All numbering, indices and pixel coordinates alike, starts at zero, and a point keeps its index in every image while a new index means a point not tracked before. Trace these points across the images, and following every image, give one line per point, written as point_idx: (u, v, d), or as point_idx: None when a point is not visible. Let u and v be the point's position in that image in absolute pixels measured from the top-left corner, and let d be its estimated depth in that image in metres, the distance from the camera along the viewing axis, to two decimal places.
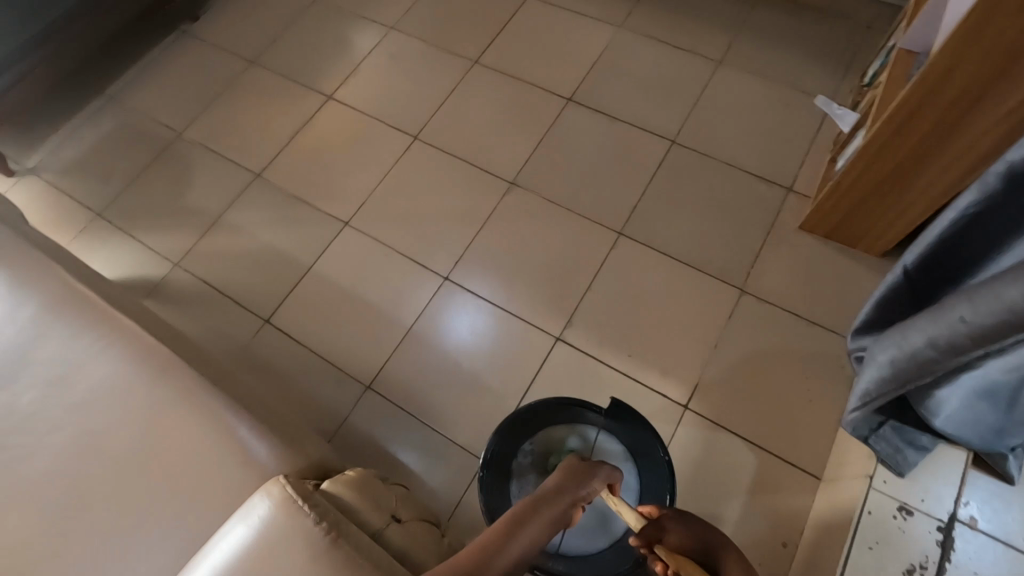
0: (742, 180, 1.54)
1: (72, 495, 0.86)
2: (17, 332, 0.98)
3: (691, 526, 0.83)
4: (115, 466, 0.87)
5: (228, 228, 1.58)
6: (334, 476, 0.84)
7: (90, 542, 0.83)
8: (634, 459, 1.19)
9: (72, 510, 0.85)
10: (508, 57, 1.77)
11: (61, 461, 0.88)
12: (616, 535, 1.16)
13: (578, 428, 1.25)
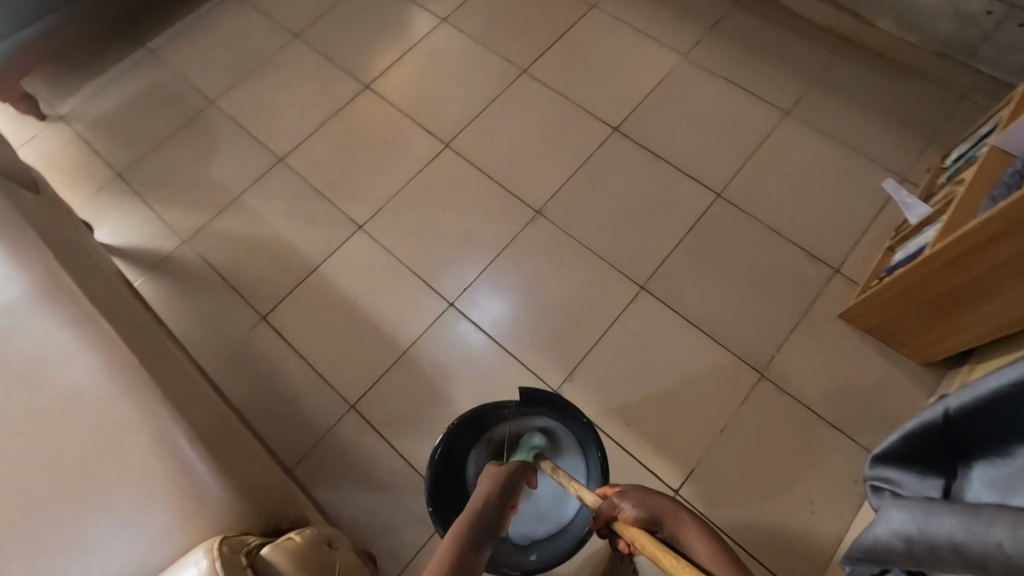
0: (785, 251, 1.41)
1: (23, 500, 0.83)
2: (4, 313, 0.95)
3: (640, 496, 0.85)
4: (70, 478, 0.84)
5: (242, 211, 1.53)
6: (280, 537, 0.80)
7: (32, 556, 0.80)
8: (584, 450, 1.13)
9: (20, 516, 0.82)
10: (559, 71, 1.65)
11: (20, 461, 0.85)
12: (567, 522, 1.13)
13: (529, 419, 1.17)
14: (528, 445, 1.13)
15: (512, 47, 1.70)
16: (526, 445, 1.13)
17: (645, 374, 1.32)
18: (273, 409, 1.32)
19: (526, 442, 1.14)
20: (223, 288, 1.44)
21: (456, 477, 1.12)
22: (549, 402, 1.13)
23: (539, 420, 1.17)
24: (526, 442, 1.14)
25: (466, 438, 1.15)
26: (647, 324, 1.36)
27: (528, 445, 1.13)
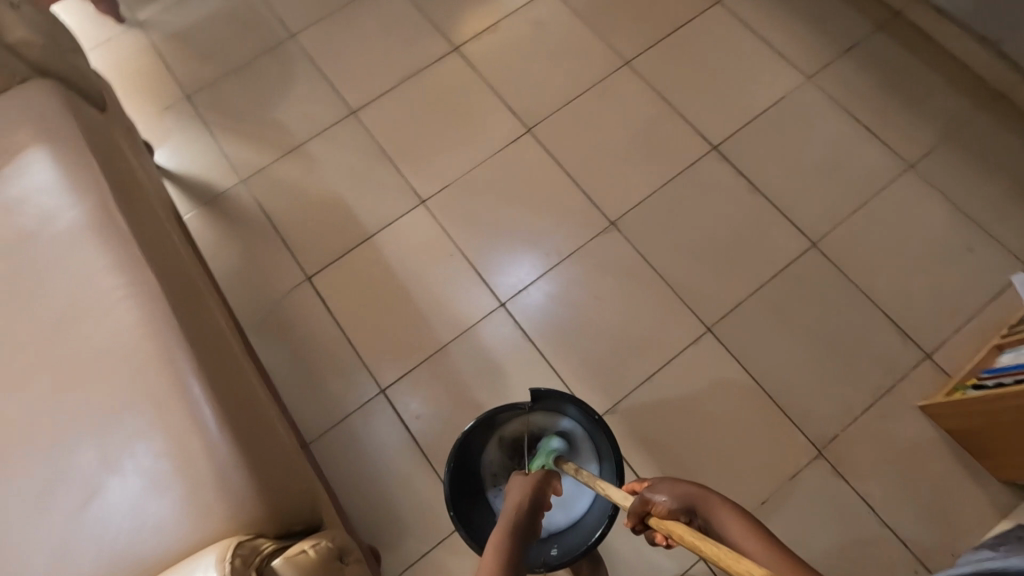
0: (875, 322, 1.28)
1: (52, 442, 0.80)
2: (56, 240, 0.90)
3: (669, 485, 0.78)
4: (100, 431, 0.81)
5: (304, 160, 1.45)
6: (291, 549, 0.75)
7: (52, 502, 0.77)
8: (602, 458, 1.05)
9: (47, 458, 0.80)
10: (665, 71, 1.50)
11: (55, 400, 0.82)
12: (577, 519, 1.09)
13: (544, 418, 1.10)
14: (547, 447, 1.06)
15: (618, 34, 1.55)
16: (544, 449, 1.06)
17: (694, 424, 1.22)
18: (302, 377, 1.27)
19: (546, 444, 1.07)
20: (272, 238, 1.38)
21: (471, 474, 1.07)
22: (566, 403, 1.05)
23: (555, 419, 1.10)
24: (546, 445, 1.06)
25: (481, 439, 1.08)
26: (707, 370, 1.25)
27: (547, 447, 1.06)
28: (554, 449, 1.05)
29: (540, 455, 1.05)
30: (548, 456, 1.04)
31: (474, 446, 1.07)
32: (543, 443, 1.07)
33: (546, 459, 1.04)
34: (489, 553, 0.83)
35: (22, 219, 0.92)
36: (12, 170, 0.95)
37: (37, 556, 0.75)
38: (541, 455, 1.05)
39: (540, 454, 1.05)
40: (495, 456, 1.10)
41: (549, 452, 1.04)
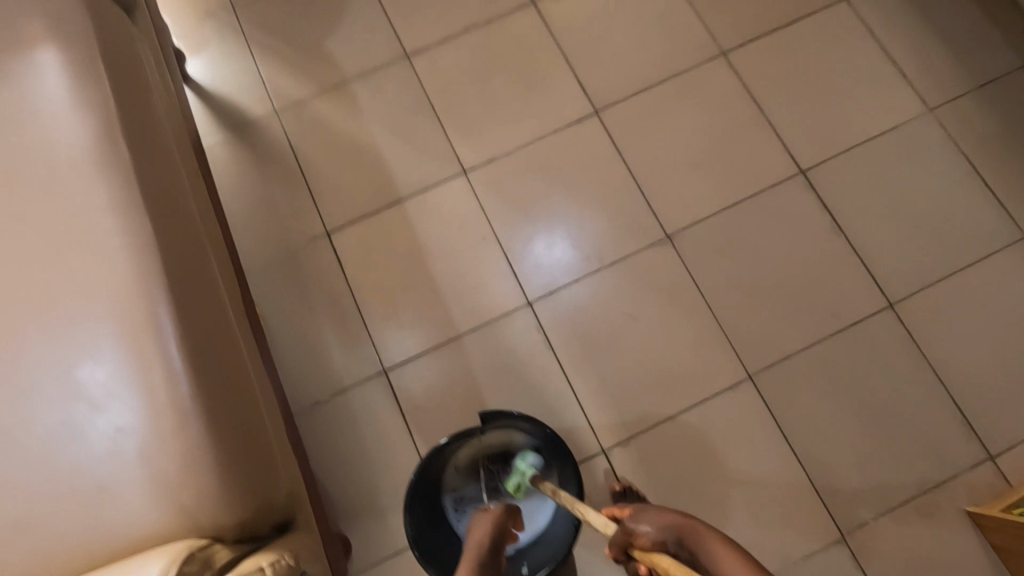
0: (939, 407, 1.13)
1: (18, 386, 0.73)
2: (58, 160, 0.81)
3: (652, 514, 0.74)
4: (69, 385, 0.73)
5: (345, 100, 1.31)
6: (248, 563, 0.67)
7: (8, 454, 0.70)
8: (563, 469, 1.00)
9: (10, 403, 0.72)
10: (765, 72, 1.31)
11: (27, 340, 0.74)
12: (543, 530, 1.01)
13: (500, 438, 1.03)
14: (524, 463, 1.00)
15: (720, 19, 1.34)
16: (520, 466, 1.00)
17: (712, 478, 1.10)
18: (303, 340, 1.18)
19: (522, 459, 1.01)
20: (296, 182, 1.26)
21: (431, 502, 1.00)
22: (519, 420, 0.99)
23: (513, 438, 1.03)
24: (520, 461, 1.01)
25: (437, 466, 1.01)
26: (739, 421, 1.13)
27: (523, 462, 1.00)
28: (531, 464, 1.00)
29: (515, 472, 1.00)
30: (527, 472, 0.98)
31: (431, 475, 1.00)
32: (518, 460, 1.01)
33: (523, 478, 0.99)
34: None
35: (23, 128, 0.82)
36: (21, 69, 0.84)
37: None
38: (520, 471, 0.99)
39: (516, 471, 1.00)
40: (455, 481, 1.03)
41: (528, 468, 0.99)
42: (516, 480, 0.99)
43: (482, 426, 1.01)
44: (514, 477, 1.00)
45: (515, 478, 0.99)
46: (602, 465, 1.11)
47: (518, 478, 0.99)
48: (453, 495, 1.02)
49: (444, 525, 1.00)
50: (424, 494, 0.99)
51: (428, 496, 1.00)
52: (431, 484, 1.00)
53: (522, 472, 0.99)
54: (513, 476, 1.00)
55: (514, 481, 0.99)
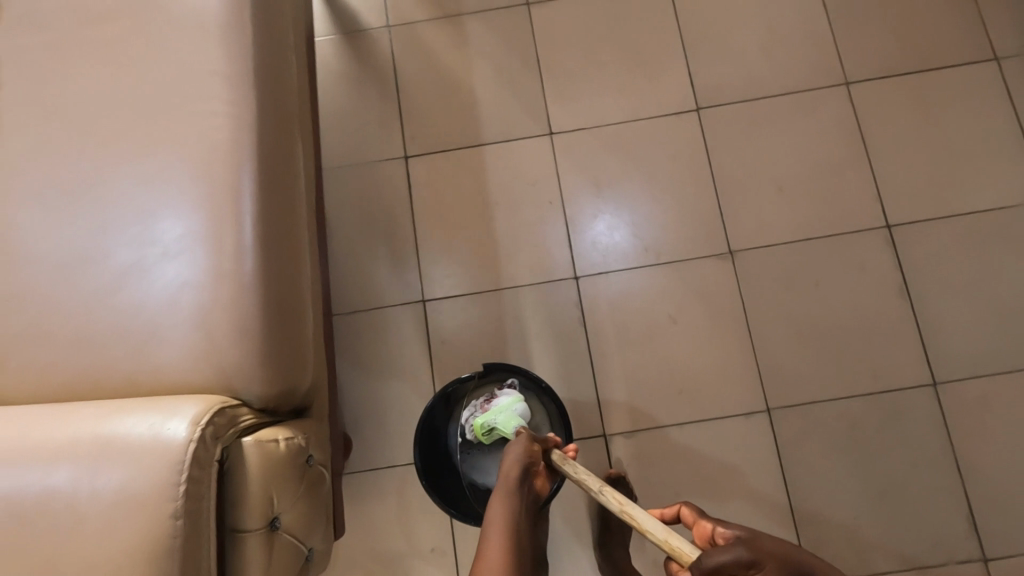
0: (950, 498, 1.10)
1: (111, 213, 0.80)
2: (190, 20, 0.86)
3: (771, 545, 0.60)
4: (153, 224, 0.79)
5: (457, 33, 1.32)
6: (265, 433, 0.73)
7: (89, 269, 0.78)
8: (552, 422, 1.03)
9: (101, 226, 0.79)
10: (883, 114, 1.24)
11: (128, 175, 0.81)
12: None
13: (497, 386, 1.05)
14: (510, 410, 0.99)
15: (855, 46, 1.27)
16: (506, 411, 0.98)
17: (700, 494, 1.12)
18: (357, 250, 1.24)
19: (507, 404, 0.99)
20: (390, 100, 1.29)
21: (438, 451, 1.04)
22: (515, 372, 1.04)
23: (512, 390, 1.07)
24: (506, 405, 0.99)
25: (441, 419, 1.05)
26: (743, 449, 1.13)
27: (510, 407, 0.99)
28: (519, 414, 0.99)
29: (499, 414, 0.98)
30: (517, 422, 0.97)
31: (437, 427, 1.04)
32: (501, 403, 1.00)
33: (507, 422, 0.97)
34: (498, 532, 0.75)
35: None
36: None
37: (46, 314, 0.76)
38: (507, 418, 0.97)
39: (500, 416, 0.98)
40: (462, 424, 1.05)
41: (516, 417, 0.98)
42: (500, 426, 0.97)
43: (480, 377, 1.05)
44: (496, 420, 0.98)
45: (499, 424, 0.97)
46: (600, 447, 1.14)
47: (504, 425, 0.97)
48: (456, 436, 1.04)
49: (449, 469, 1.03)
50: (432, 443, 1.04)
51: (433, 443, 1.04)
52: (437, 434, 1.04)
53: (510, 421, 0.97)
54: (496, 420, 0.97)
55: (496, 426, 0.98)
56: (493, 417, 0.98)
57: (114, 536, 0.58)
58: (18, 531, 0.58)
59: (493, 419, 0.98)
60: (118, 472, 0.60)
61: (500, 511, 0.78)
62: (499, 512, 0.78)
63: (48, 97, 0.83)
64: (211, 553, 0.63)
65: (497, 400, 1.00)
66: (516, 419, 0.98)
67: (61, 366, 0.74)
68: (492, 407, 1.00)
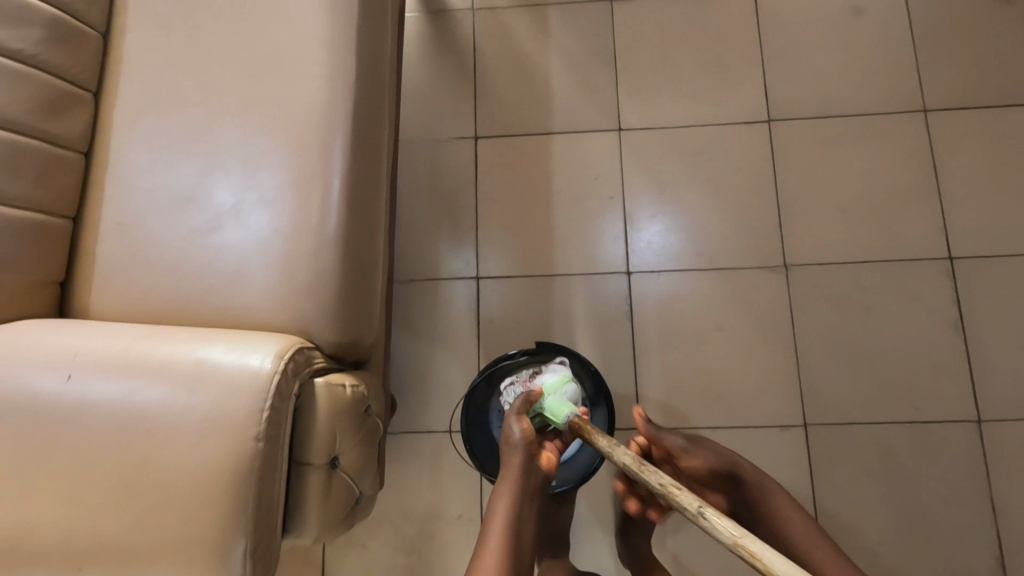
0: (979, 535, 1.10)
1: (213, 158, 0.85)
2: None
3: (701, 448, 0.95)
4: (252, 173, 0.84)
5: (538, 22, 1.35)
6: (334, 378, 0.77)
7: (190, 207, 0.84)
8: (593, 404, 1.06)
9: (203, 169, 0.85)
10: (958, 145, 1.23)
11: (233, 125, 0.86)
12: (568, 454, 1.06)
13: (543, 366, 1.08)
14: (558, 393, 0.95)
15: (938, 73, 1.26)
16: (555, 395, 0.95)
17: None
18: (419, 222, 1.28)
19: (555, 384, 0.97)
20: (466, 81, 1.33)
21: (479, 423, 1.08)
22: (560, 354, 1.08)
23: None
24: (555, 386, 0.96)
25: (484, 393, 1.08)
26: (774, 460, 1.14)
27: (558, 388, 0.96)
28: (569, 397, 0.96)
29: (549, 398, 0.94)
30: (566, 404, 0.93)
31: (480, 400, 1.08)
32: (549, 383, 0.97)
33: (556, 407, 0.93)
34: (497, 540, 0.77)
35: None
36: None
37: (148, 244, 0.83)
38: (556, 400, 0.94)
39: (548, 398, 0.94)
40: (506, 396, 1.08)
41: (566, 400, 0.94)
42: (549, 411, 0.93)
43: (525, 357, 1.08)
44: (544, 402, 0.94)
45: (548, 408, 0.93)
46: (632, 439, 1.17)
47: (553, 408, 0.93)
48: (498, 411, 1.08)
49: (489, 440, 1.07)
50: (474, 414, 1.08)
51: (476, 415, 1.08)
52: (479, 406, 1.08)
53: (560, 404, 0.93)
54: (544, 401, 0.94)
55: (544, 410, 0.94)
56: (540, 399, 0.94)
57: (202, 450, 0.64)
58: (115, 433, 0.64)
59: (541, 401, 0.94)
60: (209, 393, 0.66)
61: (501, 516, 0.80)
62: (499, 521, 0.79)
63: (166, 44, 0.90)
64: (280, 482, 0.68)
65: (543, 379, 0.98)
66: (567, 402, 0.94)
67: (156, 293, 0.81)
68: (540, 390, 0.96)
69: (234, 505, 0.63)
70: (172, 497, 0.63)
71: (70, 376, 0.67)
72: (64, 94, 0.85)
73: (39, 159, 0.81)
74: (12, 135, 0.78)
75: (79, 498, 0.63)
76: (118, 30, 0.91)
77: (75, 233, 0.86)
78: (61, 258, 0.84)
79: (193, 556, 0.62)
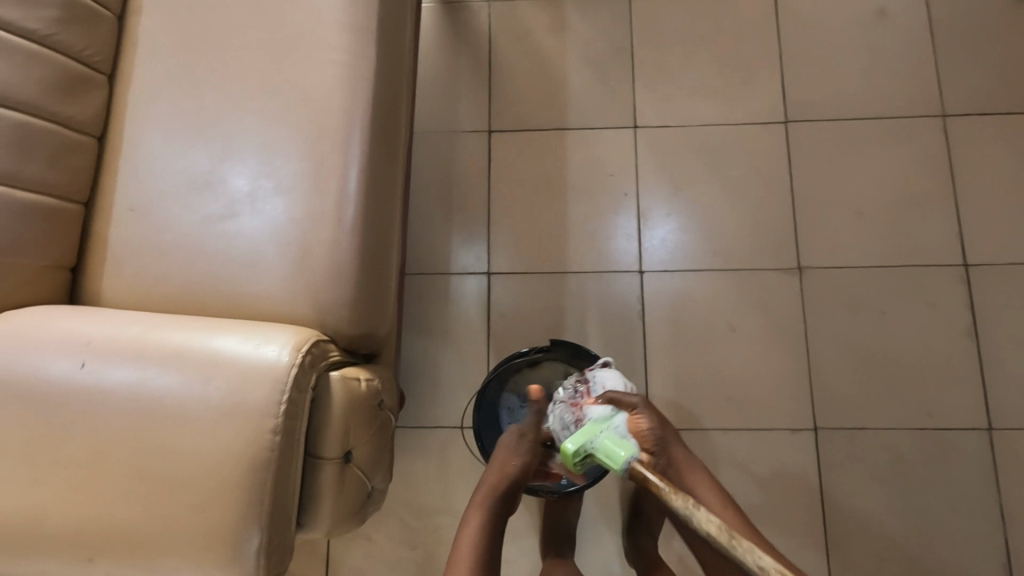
0: (986, 543, 1.09)
1: (229, 145, 0.84)
2: None
3: (651, 412, 0.84)
4: (268, 161, 0.83)
5: (556, 15, 1.33)
6: (349, 371, 0.76)
7: (204, 194, 0.82)
8: None
9: (219, 156, 0.84)
10: (977, 150, 1.22)
11: (249, 112, 0.85)
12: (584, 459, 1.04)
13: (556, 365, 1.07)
14: (612, 428, 0.79)
15: (958, 78, 1.25)
16: (603, 432, 0.77)
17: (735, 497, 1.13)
18: (431, 214, 1.27)
19: (606, 418, 0.81)
20: (481, 73, 1.32)
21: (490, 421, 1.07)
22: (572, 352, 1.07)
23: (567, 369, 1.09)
24: (606, 422, 0.80)
25: (495, 391, 1.07)
26: (784, 462, 1.14)
27: (608, 424, 0.79)
28: (624, 433, 0.79)
29: (598, 437, 0.76)
30: (622, 444, 0.75)
31: (491, 398, 1.07)
32: (599, 416, 0.81)
33: (609, 448, 0.75)
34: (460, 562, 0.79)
35: None
36: None
37: (161, 231, 0.82)
38: (609, 439, 0.76)
39: (599, 438, 0.76)
40: (516, 395, 1.08)
41: (621, 438, 0.77)
42: (601, 453, 0.75)
43: (537, 354, 1.07)
44: (594, 443, 0.76)
45: (600, 449, 0.75)
46: None
47: (608, 450, 0.75)
48: (508, 408, 1.07)
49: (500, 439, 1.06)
50: (486, 412, 1.07)
51: (487, 412, 1.07)
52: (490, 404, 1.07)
53: (618, 442, 0.76)
54: (595, 441, 0.76)
55: (596, 451, 0.76)
56: (589, 439, 0.77)
57: (216, 441, 0.63)
58: (127, 421, 0.63)
59: (593, 441, 0.76)
60: (224, 383, 0.64)
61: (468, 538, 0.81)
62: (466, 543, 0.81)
63: (184, 27, 0.88)
64: (294, 475, 0.67)
65: (592, 410, 0.82)
66: (624, 440, 0.76)
67: (169, 280, 0.80)
68: (586, 429, 0.78)
69: (248, 498, 0.62)
70: (187, 488, 0.62)
71: (83, 362, 0.65)
72: (79, 76, 0.83)
73: (52, 142, 0.79)
74: (24, 117, 0.76)
75: (92, 486, 0.62)
76: (134, 12, 0.90)
77: (87, 217, 0.85)
78: (73, 242, 0.82)
79: (206, 548, 0.61)
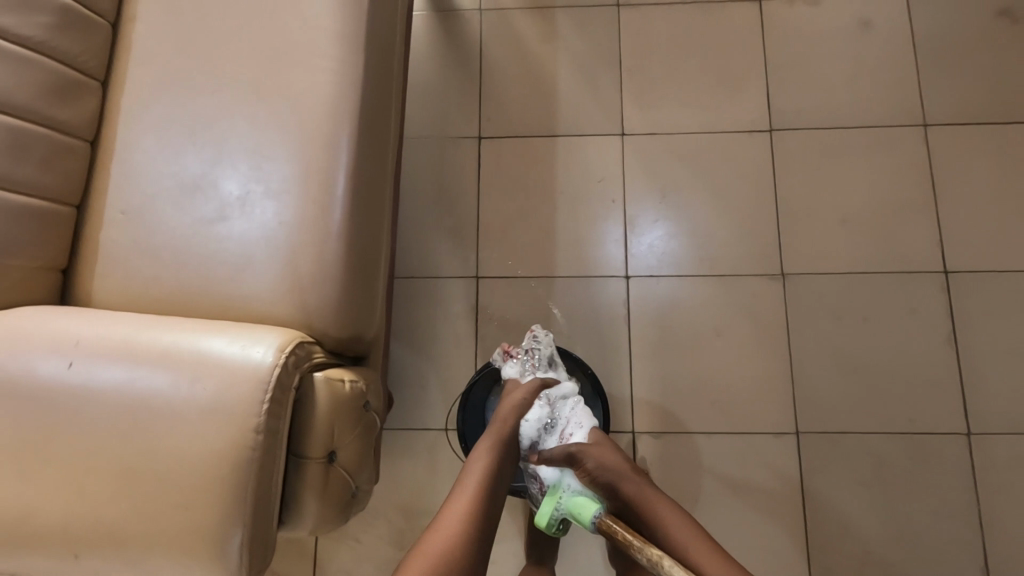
0: (964, 547, 1.11)
1: (219, 149, 0.86)
2: None
3: (591, 455, 0.89)
4: (257, 165, 0.85)
5: (546, 25, 1.35)
6: (334, 372, 0.78)
7: (194, 197, 0.84)
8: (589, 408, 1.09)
9: (209, 160, 0.85)
10: (957, 161, 1.24)
11: (240, 116, 0.86)
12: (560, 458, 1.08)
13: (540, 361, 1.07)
14: (567, 491, 0.90)
15: (939, 90, 1.27)
16: (561, 497, 0.90)
17: (718, 499, 1.15)
18: (421, 220, 1.29)
19: (559, 482, 0.92)
20: (473, 81, 1.34)
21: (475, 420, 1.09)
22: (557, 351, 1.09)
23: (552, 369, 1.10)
24: (562, 484, 0.91)
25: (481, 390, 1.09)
26: (766, 466, 1.16)
27: (563, 485, 0.91)
28: (578, 489, 0.90)
29: (563, 501, 0.90)
30: (584, 501, 0.87)
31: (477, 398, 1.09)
32: (552, 481, 0.92)
33: (573, 510, 0.88)
34: (466, 487, 0.82)
35: None
36: None
37: (151, 233, 0.83)
38: (573, 499, 0.89)
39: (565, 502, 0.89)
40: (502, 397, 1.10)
41: (581, 494, 0.89)
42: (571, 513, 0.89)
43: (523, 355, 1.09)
44: (563, 506, 0.90)
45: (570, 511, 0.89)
46: (626, 443, 1.18)
47: (575, 511, 0.88)
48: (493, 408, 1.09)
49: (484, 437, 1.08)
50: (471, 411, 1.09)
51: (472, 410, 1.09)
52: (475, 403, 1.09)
53: (575, 504, 0.88)
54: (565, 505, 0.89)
55: (568, 514, 0.89)
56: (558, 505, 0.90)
57: (201, 440, 0.64)
58: (115, 419, 0.65)
59: (559, 507, 0.90)
60: (209, 383, 0.66)
61: (476, 470, 0.85)
62: (473, 470, 0.85)
63: (177, 34, 0.90)
64: (277, 473, 0.68)
65: (545, 478, 0.92)
66: (580, 498, 0.88)
67: (159, 281, 0.82)
68: (549, 499, 0.91)
69: (233, 495, 0.63)
70: (173, 485, 0.63)
71: (72, 362, 0.67)
72: (74, 82, 0.85)
73: (45, 147, 0.81)
74: (19, 122, 0.78)
75: (78, 483, 0.63)
76: (128, 19, 0.92)
77: (79, 219, 0.86)
78: (65, 245, 0.84)
79: (191, 544, 0.63)
